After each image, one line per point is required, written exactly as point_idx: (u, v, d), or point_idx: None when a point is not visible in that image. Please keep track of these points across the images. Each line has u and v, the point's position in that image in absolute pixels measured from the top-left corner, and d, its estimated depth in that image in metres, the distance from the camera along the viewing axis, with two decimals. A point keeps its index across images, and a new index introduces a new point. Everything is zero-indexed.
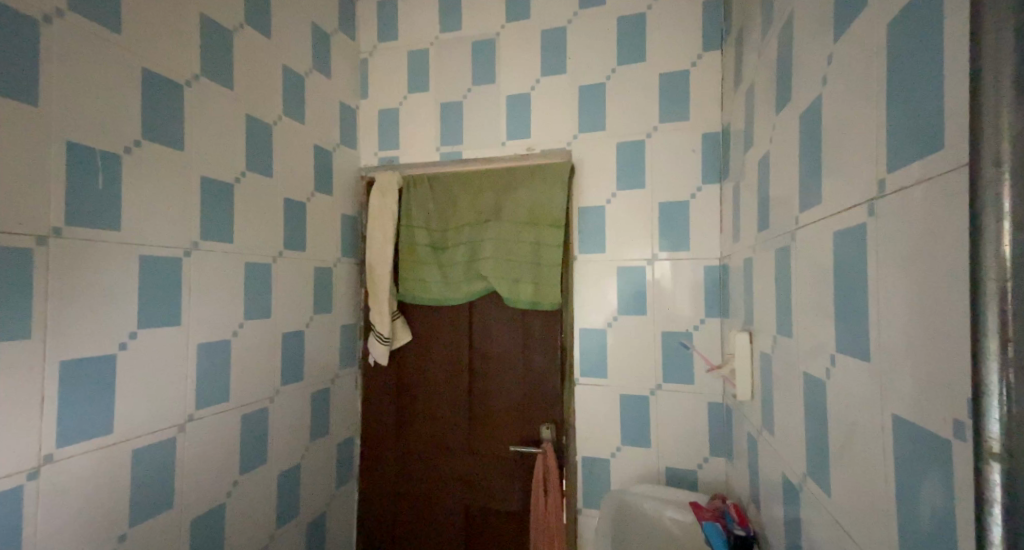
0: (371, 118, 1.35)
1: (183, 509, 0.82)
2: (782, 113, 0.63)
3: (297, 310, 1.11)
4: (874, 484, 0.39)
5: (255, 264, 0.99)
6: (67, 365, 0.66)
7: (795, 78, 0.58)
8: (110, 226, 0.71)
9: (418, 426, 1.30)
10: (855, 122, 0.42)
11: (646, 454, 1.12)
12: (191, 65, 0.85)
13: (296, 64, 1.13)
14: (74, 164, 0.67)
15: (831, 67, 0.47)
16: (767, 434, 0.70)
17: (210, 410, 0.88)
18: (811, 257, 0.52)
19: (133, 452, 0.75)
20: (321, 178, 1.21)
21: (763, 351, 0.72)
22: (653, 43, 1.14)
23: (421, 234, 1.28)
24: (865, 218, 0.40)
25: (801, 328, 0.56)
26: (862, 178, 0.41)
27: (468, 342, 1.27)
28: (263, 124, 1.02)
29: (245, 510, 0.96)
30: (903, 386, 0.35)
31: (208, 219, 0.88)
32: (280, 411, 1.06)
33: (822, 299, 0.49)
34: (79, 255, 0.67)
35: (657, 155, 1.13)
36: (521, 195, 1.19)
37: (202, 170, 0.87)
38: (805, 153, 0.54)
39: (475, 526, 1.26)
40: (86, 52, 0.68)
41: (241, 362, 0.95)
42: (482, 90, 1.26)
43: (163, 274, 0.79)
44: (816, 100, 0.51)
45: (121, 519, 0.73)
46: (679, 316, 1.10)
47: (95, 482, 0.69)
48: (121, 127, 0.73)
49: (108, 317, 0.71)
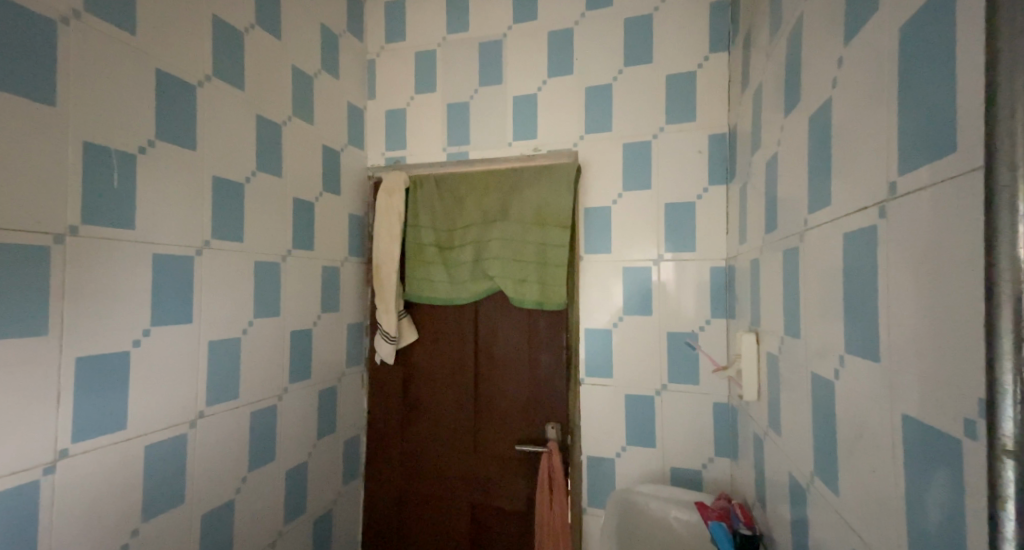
0: (378, 117, 1.36)
1: (193, 505, 0.83)
2: (790, 114, 0.64)
3: (305, 308, 1.12)
4: (885, 485, 0.39)
5: (264, 263, 1.00)
6: (82, 362, 0.67)
7: (804, 80, 0.58)
8: (124, 226, 0.72)
9: (423, 425, 1.31)
10: (866, 125, 0.42)
11: (651, 454, 1.12)
12: (203, 65, 0.86)
13: (305, 63, 1.13)
14: (90, 164, 0.68)
15: (841, 70, 0.48)
16: (772, 433, 0.71)
17: (219, 408, 0.89)
18: (820, 258, 0.52)
19: (146, 448, 0.76)
20: (329, 177, 1.22)
21: (769, 352, 0.73)
22: (660, 45, 1.14)
23: (427, 233, 1.28)
24: (876, 220, 0.40)
25: (809, 330, 0.56)
26: (872, 181, 0.41)
27: (473, 342, 1.28)
28: (272, 125, 1.03)
29: (253, 507, 0.96)
30: (913, 386, 0.35)
31: (219, 217, 0.89)
32: (288, 409, 1.07)
33: (831, 301, 0.50)
34: (95, 253, 0.68)
35: (663, 156, 1.13)
36: (527, 196, 1.20)
37: (213, 169, 0.88)
38: (814, 156, 0.54)
39: (480, 526, 1.26)
40: (102, 52, 0.69)
41: (250, 360, 0.96)
42: (488, 92, 1.27)
43: (173, 272, 0.80)
44: (825, 103, 0.51)
45: (134, 513, 0.74)
46: (684, 317, 1.11)
47: (108, 478, 0.70)
48: (136, 127, 0.74)
49: (122, 314, 0.72)
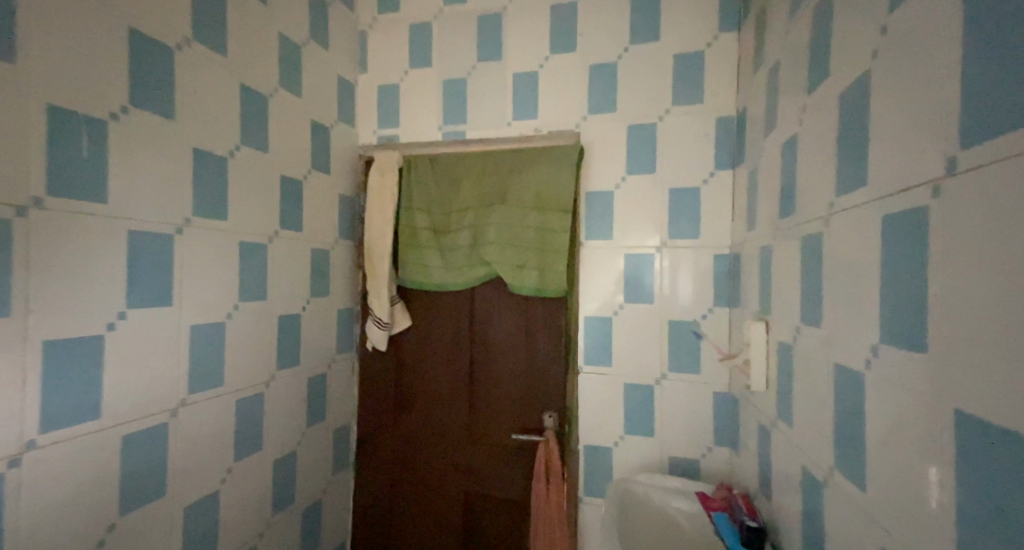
0: (370, 93, 1.30)
1: (175, 496, 0.79)
2: (815, 93, 0.60)
3: (293, 292, 1.07)
4: (926, 483, 0.36)
5: (249, 244, 0.94)
6: (51, 346, 0.62)
7: (834, 54, 0.55)
8: (96, 199, 0.66)
9: (416, 413, 1.28)
10: (913, 99, 0.39)
11: (650, 444, 1.11)
12: (182, 27, 0.79)
13: (292, 31, 1.06)
14: (56, 130, 0.62)
15: (882, 41, 0.44)
16: (782, 424, 0.69)
17: (202, 396, 0.84)
18: (849, 244, 0.50)
19: (123, 438, 0.71)
20: (318, 154, 1.15)
21: (781, 342, 0.71)
22: (668, 22, 1.10)
23: (421, 216, 1.24)
24: (926, 201, 0.37)
25: (832, 319, 0.53)
26: (921, 159, 0.38)
27: (469, 329, 1.24)
28: (258, 96, 0.96)
29: (239, 498, 0.92)
30: (964, 379, 0.33)
31: (201, 194, 0.83)
32: (275, 397, 1.02)
33: (861, 289, 0.47)
34: (63, 228, 0.62)
35: (668, 139, 1.10)
36: (527, 178, 1.16)
37: (194, 141, 0.82)
38: (845, 135, 0.51)
39: (473, 516, 1.24)
40: (68, 5, 0.63)
41: (235, 346, 0.91)
42: (487, 68, 1.21)
43: (151, 251, 0.74)
44: (861, 78, 0.48)
45: (111, 507, 0.69)
46: (687, 306, 1.09)
47: (82, 469, 0.65)
48: (108, 91, 0.68)
49: (95, 295, 0.66)
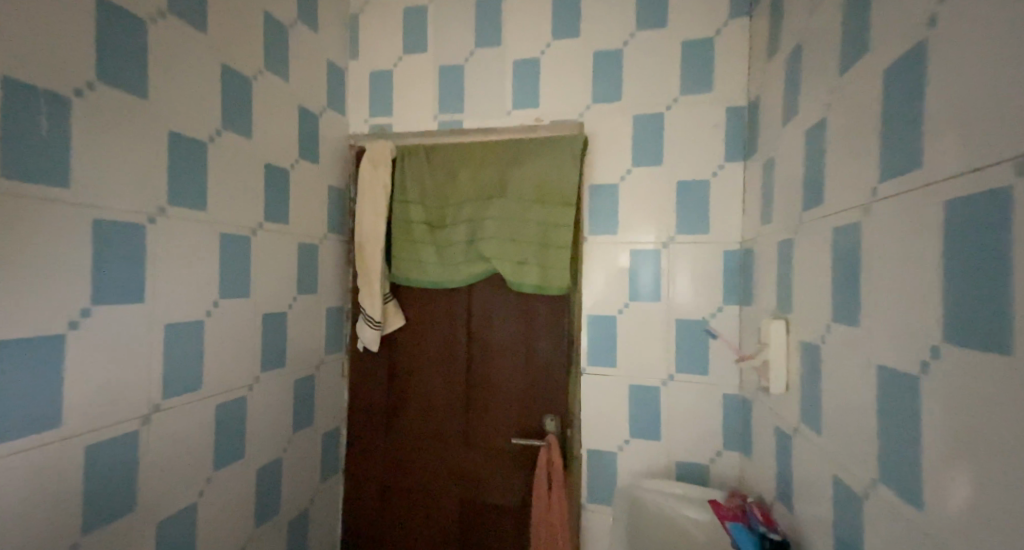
0: (362, 80, 1.23)
1: (147, 511, 0.72)
2: (849, 72, 0.56)
3: (279, 289, 1.00)
4: (1006, 504, 0.32)
5: (231, 237, 0.87)
6: (4, 347, 0.55)
7: (875, 28, 0.50)
8: (57, 183, 0.59)
9: (410, 416, 1.22)
10: (985, 68, 0.35)
11: (656, 448, 1.06)
12: None
13: (279, 10, 0.99)
14: (11, 104, 0.55)
15: (942, 7, 0.40)
16: (807, 430, 0.65)
17: (177, 401, 0.77)
18: (897, 235, 0.45)
19: (88, 449, 0.64)
20: (306, 143, 1.09)
21: (805, 341, 0.66)
22: (676, 7, 1.05)
23: (416, 209, 1.17)
24: (1006, 181, 0.33)
25: (874, 317, 0.49)
26: (999, 135, 0.33)
27: (466, 328, 1.18)
28: (241, 77, 0.89)
29: (219, 510, 0.86)
30: None
31: (177, 181, 0.76)
32: (259, 401, 0.95)
33: (913, 284, 0.42)
34: (19, 214, 0.55)
35: (676, 129, 1.05)
36: (528, 169, 1.10)
37: (170, 124, 0.75)
38: (892, 115, 0.47)
39: (470, 525, 1.18)
40: None
41: (215, 346, 0.84)
42: (486, 54, 1.16)
43: (121, 242, 0.67)
44: (912, 51, 0.43)
45: (73, 526, 0.62)
46: (695, 304, 1.04)
47: (40, 485, 0.58)
48: (72, 63, 0.61)
49: (56, 291, 0.60)
